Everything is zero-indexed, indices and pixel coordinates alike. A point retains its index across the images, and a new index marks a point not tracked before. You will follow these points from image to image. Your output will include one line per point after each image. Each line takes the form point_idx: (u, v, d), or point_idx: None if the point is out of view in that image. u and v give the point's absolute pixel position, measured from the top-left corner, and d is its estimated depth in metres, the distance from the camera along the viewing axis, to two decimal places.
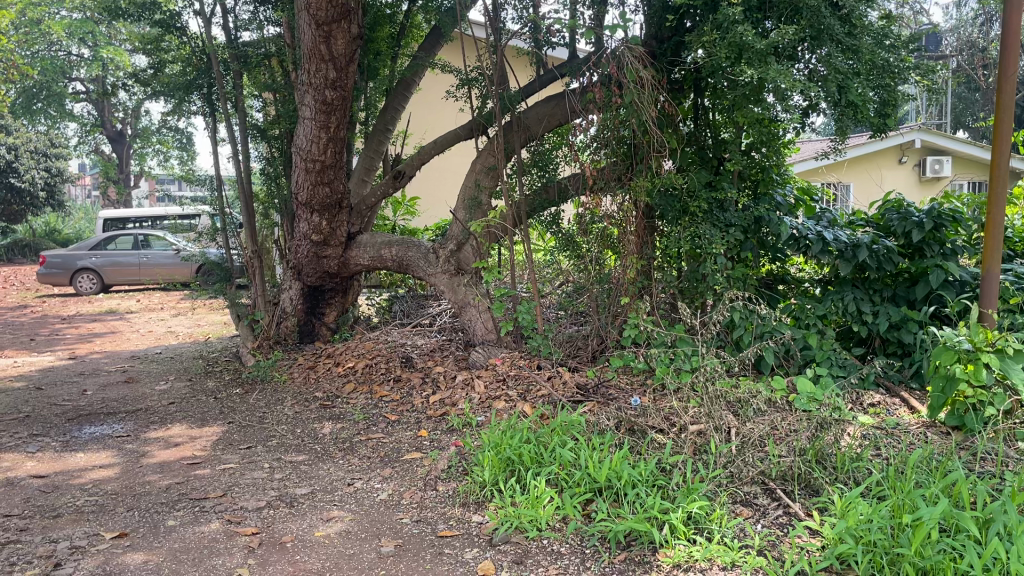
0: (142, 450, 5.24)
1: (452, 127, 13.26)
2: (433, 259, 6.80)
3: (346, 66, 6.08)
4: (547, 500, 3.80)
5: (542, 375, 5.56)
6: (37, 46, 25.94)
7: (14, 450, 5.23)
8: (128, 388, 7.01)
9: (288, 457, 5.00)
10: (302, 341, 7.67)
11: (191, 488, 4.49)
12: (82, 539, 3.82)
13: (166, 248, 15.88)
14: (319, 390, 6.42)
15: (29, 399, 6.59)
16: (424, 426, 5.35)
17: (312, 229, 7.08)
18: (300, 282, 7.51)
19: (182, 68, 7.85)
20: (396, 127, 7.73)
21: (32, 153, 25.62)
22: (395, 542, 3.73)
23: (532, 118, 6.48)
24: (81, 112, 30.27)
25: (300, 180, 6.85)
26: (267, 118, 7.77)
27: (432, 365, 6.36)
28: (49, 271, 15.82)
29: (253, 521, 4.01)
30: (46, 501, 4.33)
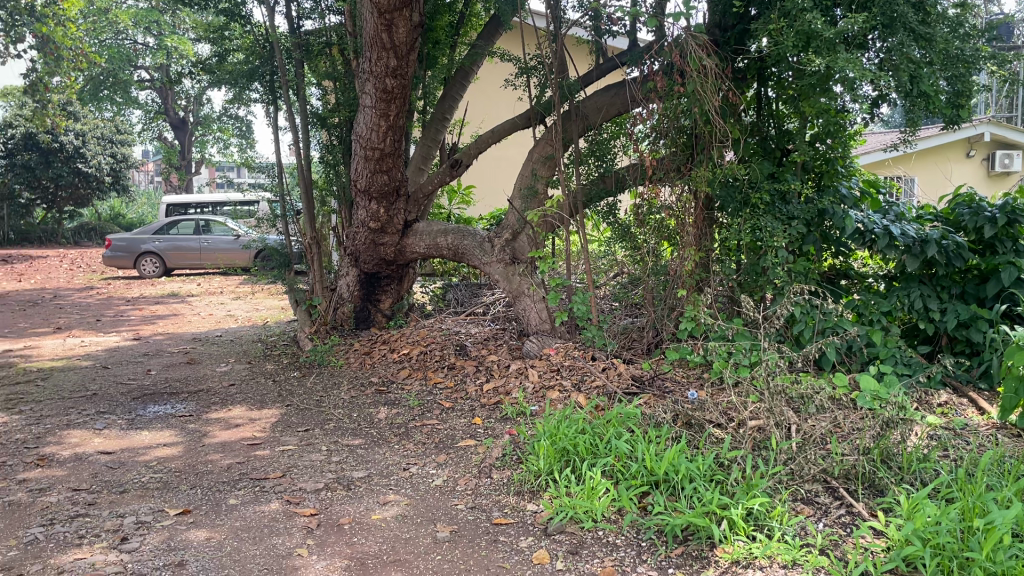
0: (203, 430, 5.36)
1: (510, 116, 13.28)
2: (487, 248, 6.78)
3: (407, 54, 6.10)
4: (602, 491, 3.78)
5: (597, 366, 5.52)
6: (105, 35, 26.77)
7: (82, 427, 5.40)
8: (190, 369, 7.18)
9: (345, 441, 5.07)
10: (358, 327, 7.76)
11: (252, 468, 4.59)
12: (147, 515, 3.92)
13: (226, 234, 16.23)
14: (375, 375, 6.49)
15: (96, 378, 6.80)
16: (478, 413, 5.37)
17: (370, 216, 7.15)
18: (357, 268, 7.58)
19: (246, 57, 7.98)
20: (453, 116, 7.73)
21: (99, 139, 26.47)
22: (450, 527, 3.75)
23: (590, 107, 6.42)
24: (146, 99, 31.13)
25: (359, 168, 6.92)
26: (326, 106, 7.85)
27: (485, 354, 6.38)
28: (115, 254, 16.25)
29: (311, 503, 4.08)
30: (113, 476, 4.47)
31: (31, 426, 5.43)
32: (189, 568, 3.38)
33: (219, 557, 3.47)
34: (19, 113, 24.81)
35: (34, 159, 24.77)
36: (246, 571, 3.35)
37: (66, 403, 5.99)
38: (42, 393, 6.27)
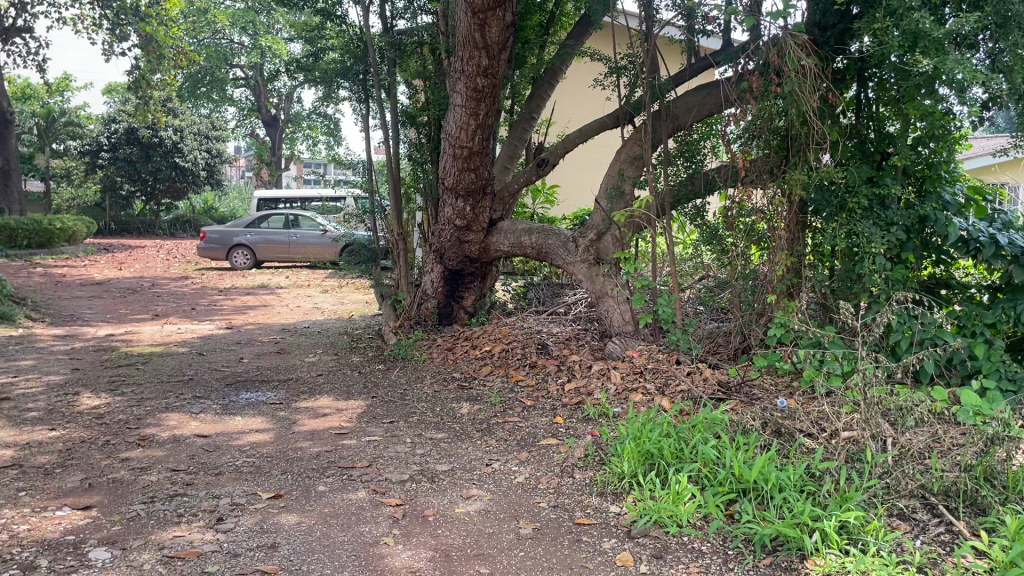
0: (292, 418, 5.52)
1: (599, 116, 13.24)
2: (571, 248, 6.71)
3: (498, 54, 6.16)
4: (688, 496, 3.73)
5: (681, 370, 5.44)
6: (205, 34, 27.88)
7: (180, 410, 5.63)
8: (279, 358, 7.41)
9: (428, 434, 5.14)
10: (441, 323, 7.85)
11: (340, 457, 4.70)
12: (241, 497, 4.06)
13: (314, 228, 16.60)
14: (457, 371, 6.57)
15: (192, 364, 7.08)
16: (559, 413, 5.36)
17: (456, 214, 7.23)
18: (442, 265, 7.67)
19: (340, 56, 8.18)
20: (540, 115, 7.74)
21: (195, 135, 27.55)
22: (533, 525, 3.76)
23: (682, 107, 6.32)
24: (240, 97, 32.31)
25: (447, 165, 7.01)
26: (416, 104, 8.00)
27: (567, 354, 6.35)
28: (209, 246, 16.91)
29: (397, 493, 4.15)
30: (209, 458, 4.64)
31: (133, 407, 5.69)
32: (280, 550, 3.48)
33: (309, 541, 3.57)
34: (122, 109, 26.09)
35: (135, 153, 26.05)
36: (335, 556, 3.43)
37: (165, 386, 6.26)
38: (143, 376, 6.57)
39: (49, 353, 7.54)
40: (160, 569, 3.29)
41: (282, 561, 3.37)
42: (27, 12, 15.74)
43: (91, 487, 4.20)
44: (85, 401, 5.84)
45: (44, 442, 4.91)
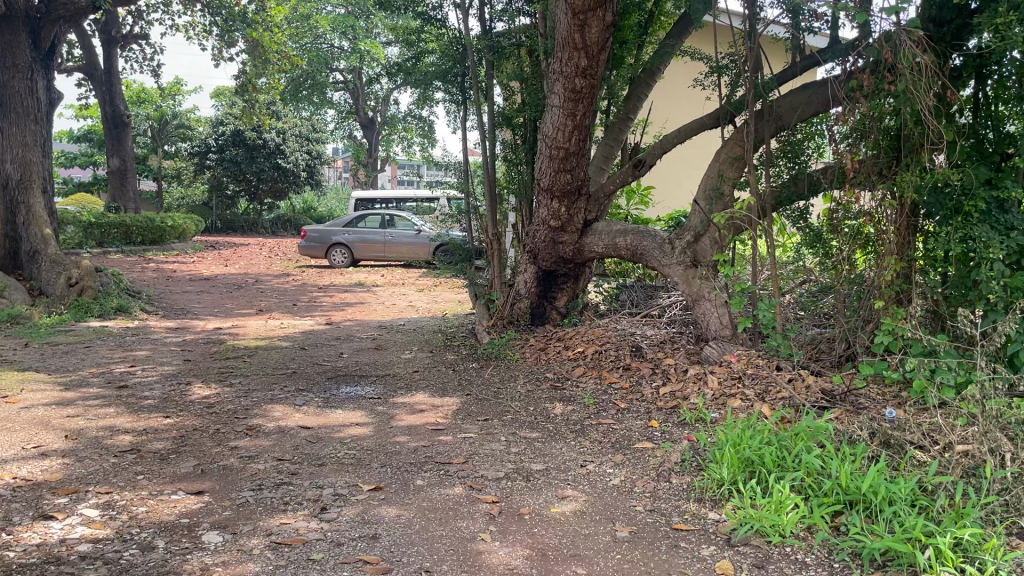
0: (391, 413, 5.64)
1: (698, 116, 13.06)
2: (667, 249, 6.57)
3: (598, 54, 6.19)
4: (791, 506, 3.64)
5: (782, 376, 5.30)
6: (306, 39, 28.86)
7: (284, 402, 5.85)
8: (377, 354, 7.58)
9: (523, 434, 5.16)
10: (534, 323, 7.87)
11: (437, 452, 4.78)
12: (343, 488, 4.18)
13: (410, 228, 16.95)
14: (549, 371, 6.58)
15: (295, 357, 7.33)
16: (654, 416, 5.30)
17: (551, 215, 7.23)
18: (536, 265, 7.67)
19: (439, 59, 8.31)
20: (637, 116, 7.67)
21: (296, 137, 28.52)
22: (629, 528, 3.74)
23: (785, 106, 6.17)
24: (340, 100, 33.32)
25: (543, 166, 7.03)
26: (512, 106, 8.05)
27: (662, 357, 6.27)
28: (309, 244, 17.44)
29: (493, 490, 4.19)
30: (312, 449, 4.80)
31: (241, 398, 5.94)
32: (382, 541, 3.57)
33: (409, 534, 3.64)
34: (229, 112, 27.26)
35: (241, 154, 27.22)
36: (434, 550, 3.49)
37: (270, 379, 6.51)
38: (250, 369, 6.85)
39: (163, 344, 7.94)
40: (269, 554, 3.42)
41: (384, 552, 3.45)
42: (144, 19, 16.66)
43: (203, 473, 4.40)
44: (196, 390, 6.12)
45: (159, 428, 5.17)
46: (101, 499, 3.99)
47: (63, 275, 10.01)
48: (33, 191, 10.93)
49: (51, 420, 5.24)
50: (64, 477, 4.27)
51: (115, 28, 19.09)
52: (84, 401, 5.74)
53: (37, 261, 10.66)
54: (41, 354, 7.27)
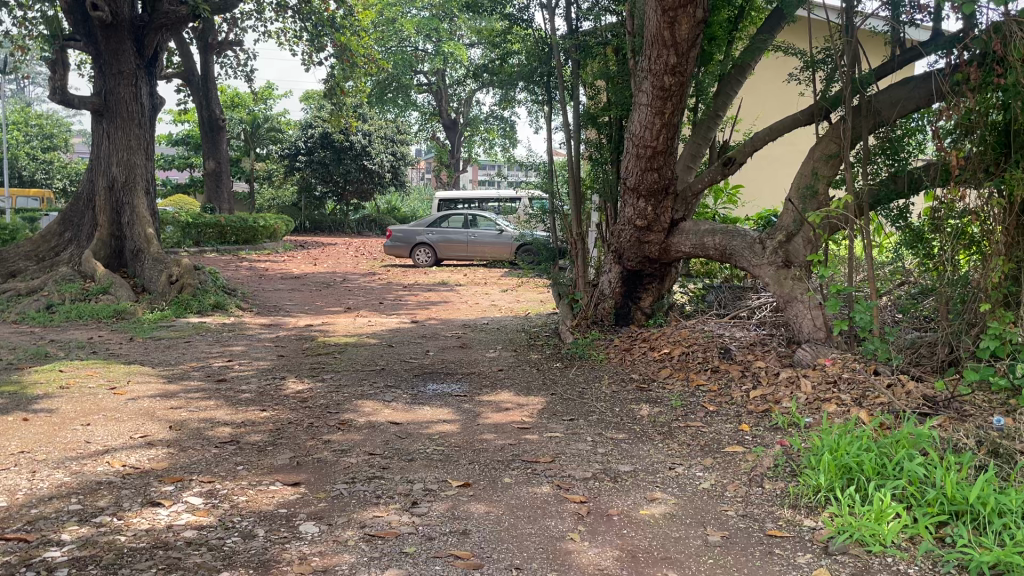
0: (476, 411, 5.69)
1: (790, 113, 12.76)
2: (758, 249, 6.40)
3: (688, 51, 6.16)
4: (893, 516, 3.51)
5: (880, 381, 5.12)
6: (391, 42, 29.41)
7: (374, 398, 5.97)
8: (462, 353, 7.67)
9: (609, 434, 5.14)
10: (618, 323, 7.78)
11: (523, 451, 4.79)
12: (433, 483, 4.24)
13: (492, 228, 17.17)
14: (635, 372, 6.52)
15: (383, 354, 7.47)
16: (745, 420, 5.20)
17: (637, 214, 7.15)
18: (621, 265, 7.58)
19: (526, 59, 8.32)
20: (726, 113, 7.53)
21: (381, 138, 29.10)
22: (721, 532, 3.67)
23: (884, 102, 5.96)
24: (423, 102, 33.83)
25: (630, 165, 6.99)
26: (598, 105, 7.99)
27: (752, 359, 6.13)
28: (394, 244, 17.77)
29: (581, 490, 4.18)
30: (402, 445, 4.89)
31: (332, 393, 6.09)
32: (472, 537, 3.60)
33: (498, 531, 3.67)
34: (317, 115, 28.01)
35: (328, 156, 27.94)
36: (524, 547, 3.50)
37: (359, 375, 6.66)
38: (340, 365, 7.02)
39: (258, 340, 8.22)
40: (364, 546, 3.50)
41: (475, 547, 3.49)
42: (238, 26, 17.23)
43: (298, 465, 4.53)
44: (290, 385, 6.31)
45: (256, 421, 5.35)
46: (203, 488, 4.16)
47: (165, 273, 10.49)
48: (136, 193, 11.47)
49: (156, 411, 5.49)
50: (169, 466, 4.46)
51: (212, 35, 19.79)
52: (186, 393, 5.99)
53: (140, 259, 11.18)
54: (146, 348, 7.62)
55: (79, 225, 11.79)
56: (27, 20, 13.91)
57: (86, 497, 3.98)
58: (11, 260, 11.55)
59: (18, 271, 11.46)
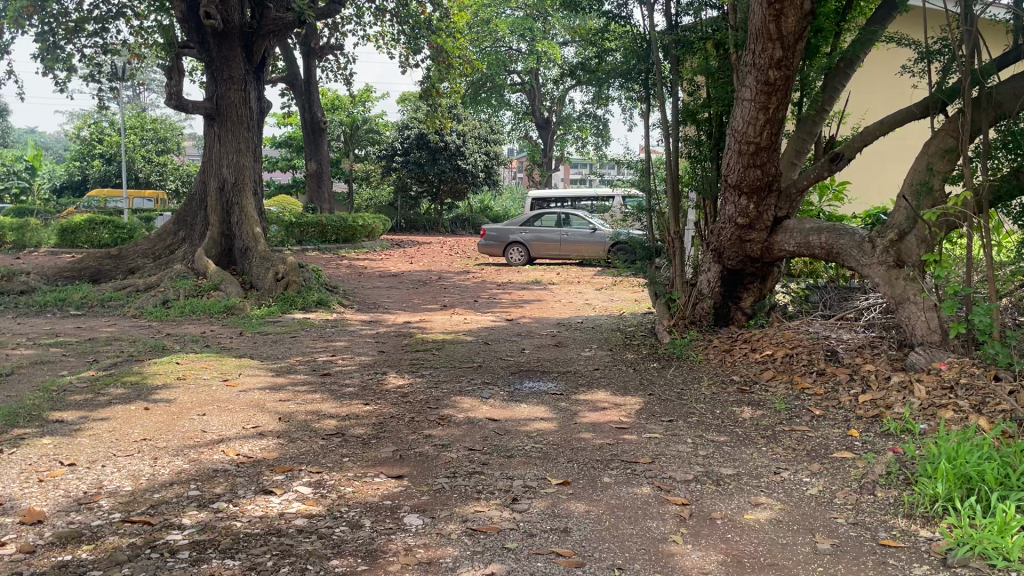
0: (573, 409, 5.69)
1: (903, 107, 12.22)
2: (867, 249, 6.17)
3: (794, 45, 6.05)
4: (1018, 529, 3.32)
5: (1001, 388, 4.85)
6: (486, 43, 29.74)
7: (471, 394, 6.04)
8: (558, 351, 7.67)
9: (710, 436, 5.05)
10: (717, 324, 7.60)
11: (622, 451, 4.76)
12: (533, 481, 4.26)
13: (586, 226, 17.11)
14: (736, 373, 6.38)
15: (479, 352, 7.56)
16: (853, 425, 5.02)
17: (738, 212, 7.00)
18: (721, 264, 7.43)
19: (624, 56, 8.25)
20: (833, 108, 7.28)
21: (475, 138, 29.42)
22: (831, 540, 3.56)
23: (1007, 93, 5.63)
24: (517, 101, 34.03)
25: (732, 162, 6.86)
26: (698, 101, 7.86)
27: (860, 362, 5.91)
28: (487, 243, 17.92)
29: (683, 493, 4.12)
30: (501, 441, 4.93)
31: (431, 389, 6.20)
32: (572, 536, 3.60)
33: (600, 530, 3.65)
34: (414, 117, 28.56)
35: (424, 156, 28.44)
36: (626, 548, 3.48)
37: (457, 372, 6.76)
38: (438, 361, 7.14)
39: (359, 336, 8.44)
40: (466, 540, 3.55)
41: (576, 546, 3.48)
42: (339, 31, 17.71)
43: (401, 459, 4.63)
44: (391, 380, 6.47)
45: (360, 414, 5.50)
46: (312, 477, 4.30)
47: (271, 270, 10.89)
48: (245, 193, 11.94)
49: (265, 403, 5.71)
50: (280, 456, 4.63)
51: (314, 40, 20.43)
52: (293, 387, 6.21)
53: (248, 257, 11.62)
54: (255, 342, 7.93)
55: (192, 224, 12.38)
56: (144, 29, 14.66)
57: (203, 483, 4.18)
58: (131, 258, 12.23)
59: (137, 268, 12.12)
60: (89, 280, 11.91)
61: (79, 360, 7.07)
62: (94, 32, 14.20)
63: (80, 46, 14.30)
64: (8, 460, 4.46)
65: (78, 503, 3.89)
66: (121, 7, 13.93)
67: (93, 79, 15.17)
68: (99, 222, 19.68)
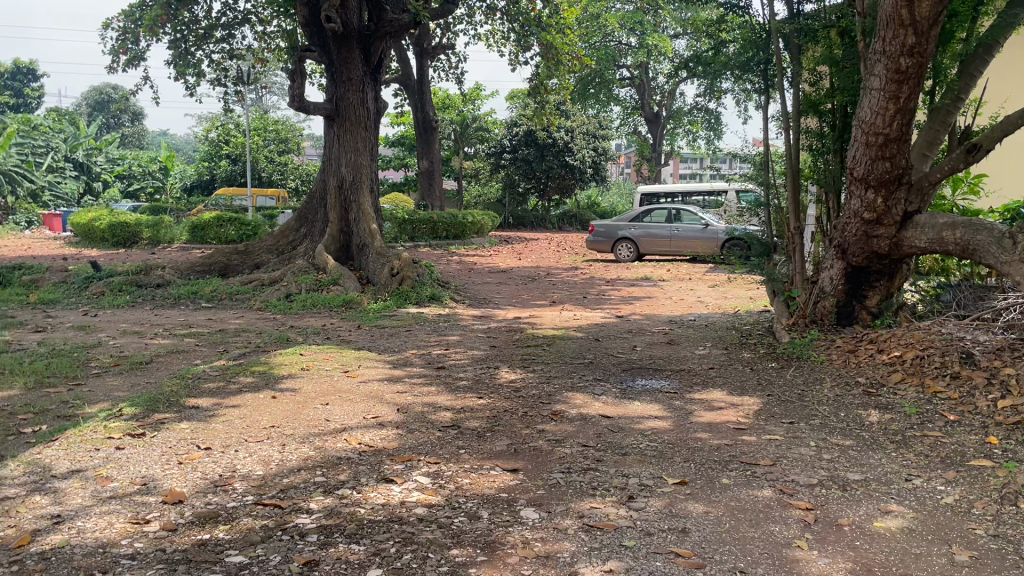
0: (688, 408, 5.59)
1: None
2: (1008, 246, 5.71)
3: (929, 30, 5.85)
4: None
5: None
6: (595, 38, 29.68)
7: (584, 391, 6.03)
8: (671, 349, 7.56)
9: (834, 440, 4.86)
10: (840, 323, 7.31)
11: (741, 452, 4.65)
12: (649, 479, 4.22)
13: (697, 222, 16.80)
14: (861, 375, 6.13)
15: (591, 348, 7.54)
16: (992, 432, 4.73)
17: (864, 206, 6.73)
18: (845, 261, 7.13)
19: (742, 47, 8.02)
20: (970, 96, 6.86)
21: (584, 134, 29.31)
22: (969, 552, 3.36)
23: None
24: (626, 96, 33.75)
25: (858, 155, 6.62)
26: (820, 92, 7.57)
27: (999, 365, 5.55)
28: (596, 239, 17.85)
29: (806, 497, 3.99)
30: (615, 438, 4.90)
31: (544, 384, 6.24)
32: (691, 536, 3.54)
33: (719, 532, 3.58)
34: (522, 113, 28.79)
35: (532, 153, 28.60)
36: (748, 551, 3.40)
37: (569, 367, 6.76)
38: (550, 356, 7.17)
39: (471, 330, 8.57)
40: (583, 536, 3.55)
41: (695, 546, 3.43)
42: (450, 30, 18.03)
43: (516, 452, 4.67)
44: (503, 374, 6.54)
45: (474, 407, 5.59)
46: (430, 468, 4.40)
47: (387, 265, 11.21)
48: (362, 190, 12.32)
49: (384, 394, 5.88)
50: (399, 446, 4.76)
51: (427, 40, 20.85)
52: (409, 378, 6.38)
53: (365, 252, 11.98)
54: (372, 335, 8.18)
55: (313, 221, 12.88)
56: (267, 34, 15.33)
57: (328, 470, 4.34)
58: (256, 253, 12.81)
59: (262, 263, 12.69)
60: (219, 274, 12.57)
61: (211, 350, 7.47)
62: (222, 38, 14.95)
63: (208, 52, 15.10)
64: (151, 443, 4.76)
65: (214, 485, 4.12)
66: (246, 14, 14.60)
67: (220, 83, 15.99)
68: (225, 219, 20.74)
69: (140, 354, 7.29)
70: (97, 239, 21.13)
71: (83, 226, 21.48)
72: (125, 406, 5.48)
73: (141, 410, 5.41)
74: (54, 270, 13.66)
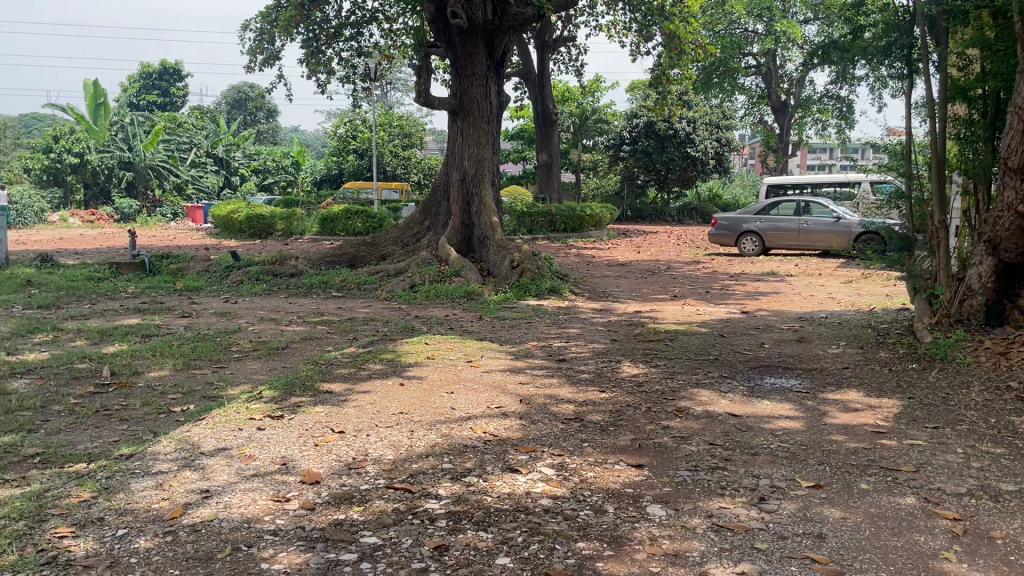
0: (822, 409, 5.37)
1: None
2: None
3: None
4: None
5: None
6: (719, 26, 28.98)
7: (710, 387, 5.90)
8: (801, 347, 7.29)
9: (984, 447, 4.57)
10: (990, 325, 6.78)
11: (880, 457, 4.43)
12: (781, 481, 4.09)
13: (828, 215, 16.11)
14: (1014, 379, 5.72)
15: (716, 344, 7.38)
16: None
17: (1018, 197, 6.37)
18: (995, 257, 6.69)
19: (882, 32, 7.62)
20: None
21: (707, 125, 28.61)
22: None
23: None
24: (752, 85, 32.82)
25: (1012, 142, 6.28)
26: (969, 77, 7.12)
27: None
28: (719, 232, 17.41)
29: (953, 507, 3.76)
30: (744, 438, 4.77)
31: (667, 379, 6.15)
32: (828, 542, 3.41)
33: (859, 539, 3.43)
34: (642, 105, 28.47)
35: (652, 145, 28.19)
36: (890, 560, 3.24)
37: (694, 363, 6.64)
38: (673, 352, 7.06)
39: (591, 323, 8.55)
40: (713, 536, 3.48)
41: (833, 553, 3.30)
42: (571, 22, 18.02)
43: (641, 448, 4.63)
44: (625, 368, 6.49)
45: (597, 401, 5.58)
46: (555, 460, 4.42)
47: (508, 258, 11.33)
48: (485, 183, 12.49)
49: (507, 385, 5.94)
50: (523, 437, 4.81)
51: (547, 33, 20.93)
52: (531, 370, 6.43)
53: (487, 245, 12.16)
54: (494, 326, 8.29)
55: (435, 214, 13.15)
56: (393, 32, 15.78)
57: (455, 457, 4.43)
58: (382, 245, 13.23)
59: (388, 255, 13.08)
60: (347, 265, 13.05)
61: (341, 337, 7.77)
62: (350, 36, 15.49)
63: (338, 50, 15.68)
64: (289, 425, 5.01)
65: (348, 468, 4.29)
66: (373, 13, 15.07)
67: (349, 80, 16.58)
68: (353, 212, 21.49)
69: (276, 340, 7.66)
70: (236, 230, 22.38)
71: (224, 218, 22.85)
72: (264, 389, 5.78)
73: (279, 393, 5.68)
74: (198, 259, 14.56)
